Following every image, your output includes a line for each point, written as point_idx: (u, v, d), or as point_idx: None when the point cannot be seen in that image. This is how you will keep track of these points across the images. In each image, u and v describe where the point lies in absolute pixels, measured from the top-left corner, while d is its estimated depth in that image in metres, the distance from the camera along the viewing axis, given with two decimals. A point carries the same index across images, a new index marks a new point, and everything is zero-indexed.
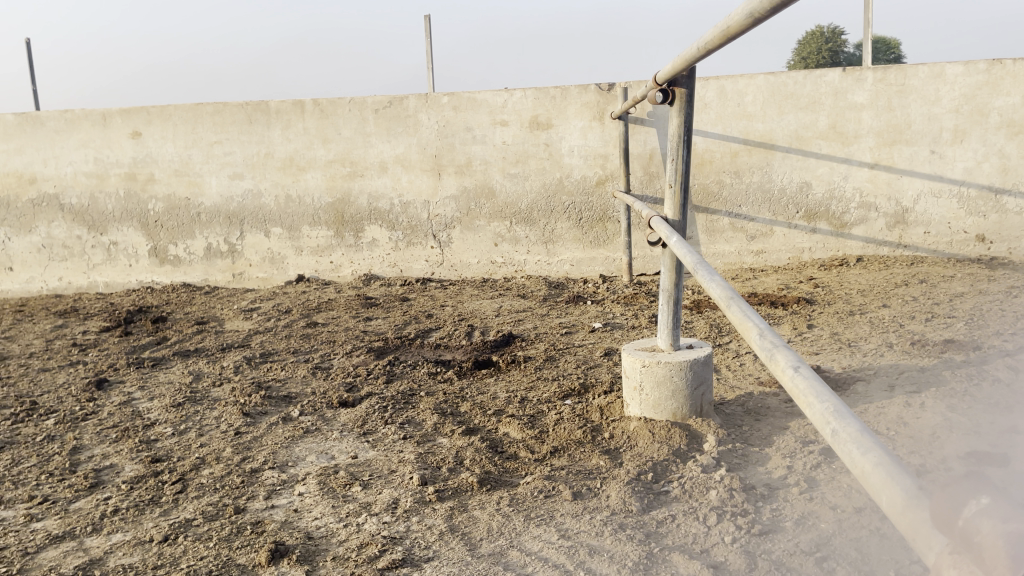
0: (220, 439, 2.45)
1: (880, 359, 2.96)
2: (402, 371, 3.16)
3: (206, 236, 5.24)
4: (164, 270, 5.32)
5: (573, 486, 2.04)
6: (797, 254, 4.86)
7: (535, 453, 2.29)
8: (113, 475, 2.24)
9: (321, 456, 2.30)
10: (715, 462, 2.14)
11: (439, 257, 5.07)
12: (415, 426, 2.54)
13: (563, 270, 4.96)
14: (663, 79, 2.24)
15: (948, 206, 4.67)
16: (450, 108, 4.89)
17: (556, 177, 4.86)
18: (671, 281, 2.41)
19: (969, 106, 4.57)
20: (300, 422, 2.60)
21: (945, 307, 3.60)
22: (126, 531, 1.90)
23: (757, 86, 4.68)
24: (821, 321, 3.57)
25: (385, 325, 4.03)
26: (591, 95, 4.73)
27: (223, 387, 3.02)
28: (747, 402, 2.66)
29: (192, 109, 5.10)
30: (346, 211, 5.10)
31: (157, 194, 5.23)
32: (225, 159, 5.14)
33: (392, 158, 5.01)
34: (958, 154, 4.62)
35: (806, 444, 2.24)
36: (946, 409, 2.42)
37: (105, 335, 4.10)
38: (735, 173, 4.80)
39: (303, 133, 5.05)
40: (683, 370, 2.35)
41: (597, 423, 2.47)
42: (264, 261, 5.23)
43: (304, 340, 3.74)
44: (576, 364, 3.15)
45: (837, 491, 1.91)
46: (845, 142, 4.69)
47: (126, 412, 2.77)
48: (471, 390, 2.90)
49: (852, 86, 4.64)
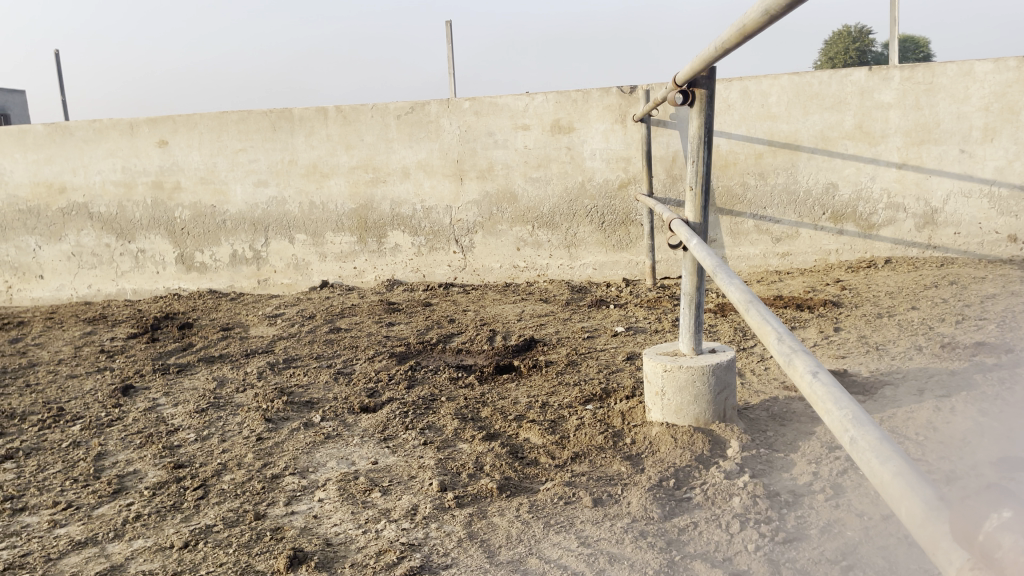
0: (242, 445, 2.46)
1: (909, 363, 2.90)
2: (424, 376, 3.16)
3: (232, 243, 5.29)
4: (190, 277, 5.38)
5: (593, 492, 2.01)
6: (824, 256, 4.80)
7: (556, 459, 2.27)
8: (136, 481, 2.26)
9: (341, 462, 2.31)
10: (738, 468, 2.11)
11: (461, 262, 5.08)
12: (436, 432, 2.53)
13: (586, 274, 4.94)
14: (682, 80, 2.22)
15: (978, 206, 4.58)
16: (472, 113, 4.89)
17: (578, 181, 4.84)
18: (693, 284, 2.38)
19: (999, 104, 4.48)
20: (321, 427, 2.61)
21: (976, 309, 3.53)
22: (147, 537, 1.91)
23: (781, 87, 4.62)
24: (849, 324, 3.51)
25: (407, 330, 4.03)
26: (612, 98, 4.71)
27: (247, 393, 3.04)
28: (772, 407, 2.62)
29: (217, 117, 5.16)
30: (369, 217, 5.13)
31: (183, 201, 5.29)
32: (249, 166, 5.19)
33: (414, 164, 5.03)
34: (989, 152, 4.53)
35: (832, 449, 2.20)
36: (977, 413, 2.37)
37: (132, 341, 4.15)
38: (759, 175, 4.74)
39: (327, 139, 5.08)
40: (706, 374, 2.32)
41: (619, 428, 2.45)
42: (289, 267, 5.27)
43: (327, 346, 3.75)
44: (598, 368, 3.13)
45: (864, 498, 1.87)
46: (872, 142, 4.62)
47: (150, 418, 2.80)
48: (493, 395, 2.89)
49: (878, 85, 4.57)
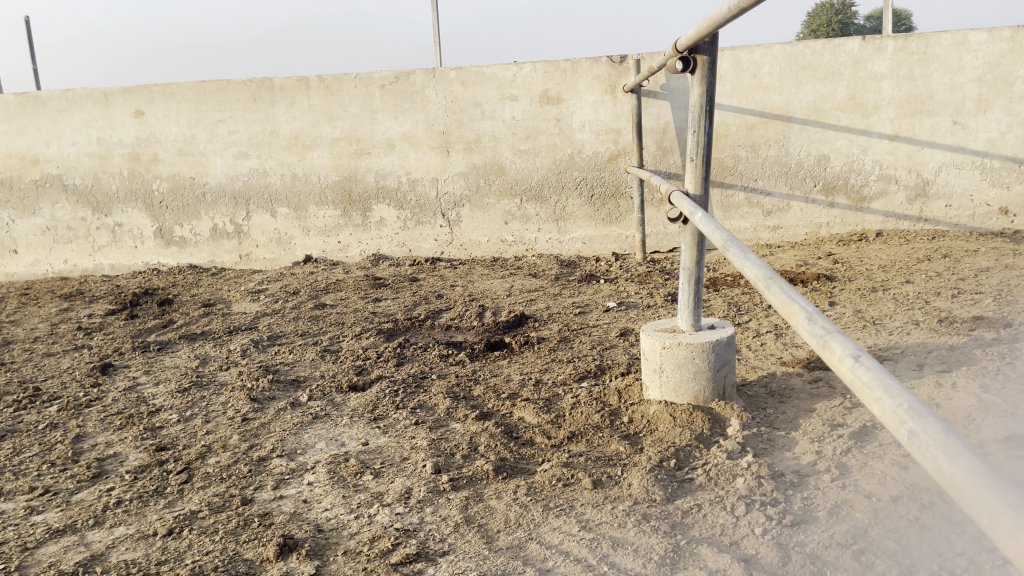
0: (226, 426, 2.38)
1: (906, 338, 2.86)
2: (413, 353, 3.08)
3: (212, 217, 5.16)
4: (170, 251, 5.25)
5: (592, 474, 1.95)
6: (815, 229, 4.75)
7: (552, 438, 2.21)
8: (117, 465, 2.17)
9: (330, 443, 2.23)
10: (740, 447, 2.05)
11: (448, 236, 4.98)
12: (428, 411, 2.46)
13: (575, 248, 4.87)
14: (684, 46, 2.13)
15: (970, 178, 4.54)
16: (458, 83, 4.77)
17: (568, 153, 4.75)
18: (692, 258, 2.31)
19: (993, 75, 4.42)
20: (308, 407, 2.53)
21: (970, 283, 3.49)
22: (129, 524, 1.83)
23: (774, 56, 4.53)
24: (843, 299, 3.46)
25: (394, 306, 3.94)
26: (602, 68, 4.60)
27: (230, 371, 2.94)
28: (770, 384, 2.57)
29: (195, 87, 4.99)
30: (353, 190, 5.01)
31: (161, 173, 5.14)
32: (229, 138, 5.04)
33: (399, 135, 4.90)
34: (982, 124, 4.48)
35: (835, 427, 2.15)
36: (979, 388, 2.33)
37: (110, 318, 4.04)
38: (751, 147, 4.67)
39: (309, 110, 4.94)
40: (705, 352, 2.26)
41: (615, 407, 2.39)
42: (271, 241, 5.15)
43: (313, 323, 3.66)
44: (591, 345, 3.07)
45: (871, 479, 1.82)
46: (864, 113, 4.55)
47: (130, 399, 2.70)
48: (484, 373, 2.82)
49: (872, 55, 4.49)
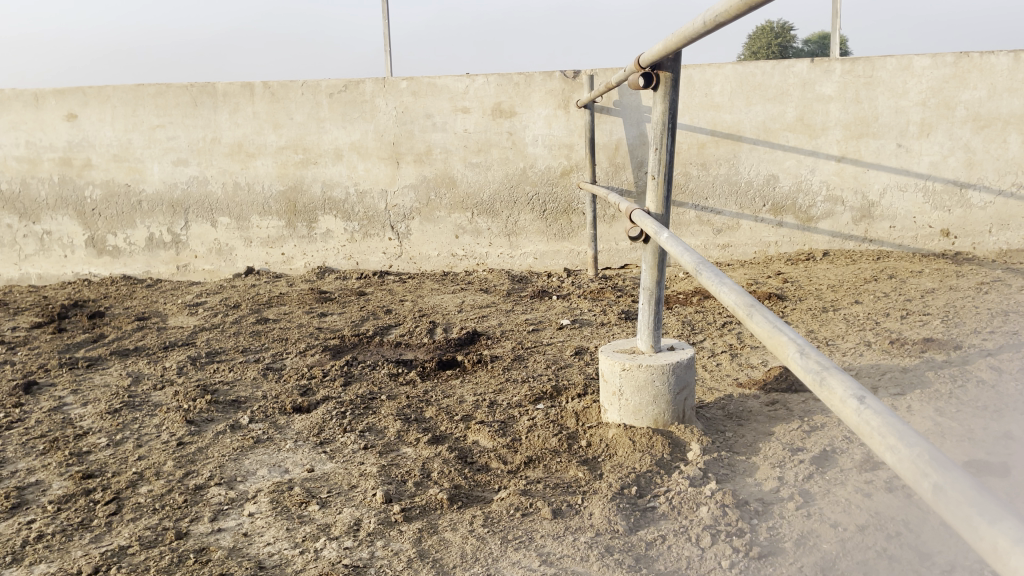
0: (160, 451, 2.22)
1: (859, 359, 2.86)
2: (361, 372, 2.96)
3: (148, 226, 4.94)
4: (102, 261, 5.00)
5: (551, 503, 1.87)
6: (764, 248, 4.78)
7: (508, 464, 2.13)
8: (38, 494, 2.00)
9: (273, 469, 2.10)
10: (702, 474, 2.00)
11: (397, 249, 4.87)
12: (377, 434, 2.35)
13: (527, 263, 4.80)
14: (646, 62, 2.08)
15: (913, 200, 4.63)
16: (409, 94, 4.68)
17: (520, 167, 4.69)
18: (652, 278, 2.26)
19: (935, 99, 4.53)
20: (250, 430, 2.39)
21: (917, 304, 3.53)
22: (50, 562, 1.68)
23: (725, 76, 4.56)
24: (795, 319, 3.47)
25: (341, 321, 3.81)
26: (555, 83, 4.57)
27: (166, 391, 2.78)
28: (727, 406, 2.53)
29: (133, 90, 4.79)
30: (298, 200, 4.85)
31: (95, 180, 4.90)
32: (168, 144, 4.84)
33: (347, 145, 4.78)
34: (925, 147, 4.58)
35: (795, 452, 2.12)
36: (934, 412, 2.33)
37: (36, 331, 3.80)
38: (702, 165, 4.68)
39: (253, 117, 4.78)
40: (665, 374, 2.21)
41: (573, 430, 2.31)
42: (211, 252, 4.95)
43: (255, 338, 3.51)
44: (545, 364, 2.99)
45: (836, 507, 1.78)
46: (812, 134, 4.61)
47: (56, 420, 2.51)
48: (436, 393, 2.72)
49: (820, 77, 4.56)
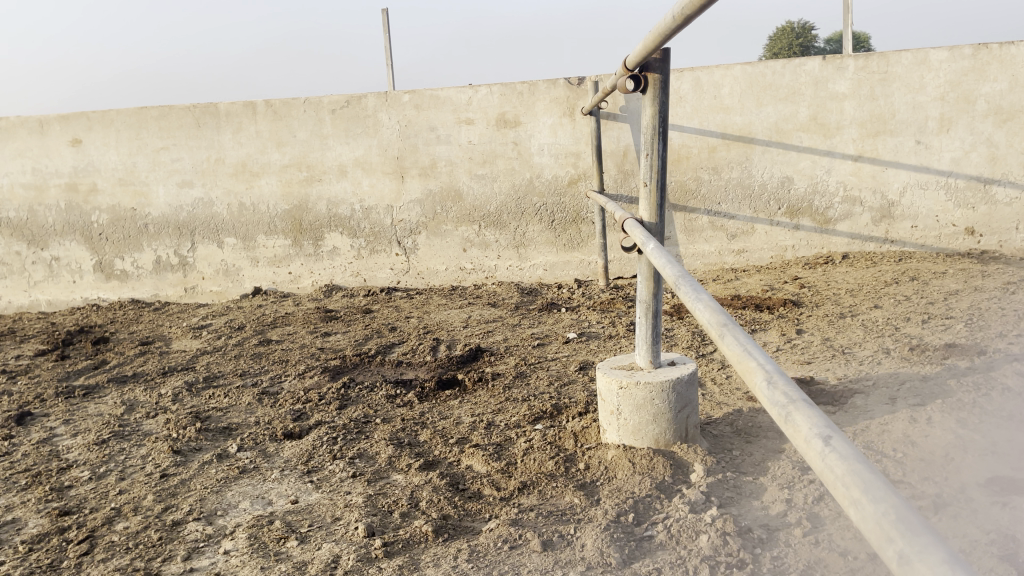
0: (141, 484, 2.16)
1: (877, 368, 2.72)
2: (358, 394, 2.87)
3: (155, 249, 4.92)
4: (110, 286, 4.99)
5: (542, 533, 1.76)
6: (780, 252, 4.63)
7: (501, 491, 2.02)
8: (12, 533, 1.94)
9: (256, 502, 2.02)
10: (704, 498, 1.87)
11: (404, 265, 4.79)
12: (367, 461, 2.26)
13: (537, 275, 4.70)
14: (633, 64, 1.97)
15: (935, 198, 4.46)
16: (412, 107, 4.61)
17: (526, 178, 4.59)
18: (649, 291, 2.14)
19: (954, 93, 4.37)
20: (236, 460, 2.31)
21: (940, 307, 3.37)
22: None
23: (733, 77, 4.44)
24: (811, 326, 3.33)
25: (344, 340, 3.74)
26: (560, 90, 4.47)
27: (158, 419, 2.72)
28: (736, 421, 2.41)
29: (135, 113, 4.78)
30: (304, 218, 4.80)
31: (101, 205, 4.90)
32: (172, 166, 4.82)
33: (351, 161, 4.72)
34: (945, 143, 4.41)
35: (805, 472, 1.99)
36: (956, 424, 2.18)
37: (39, 359, 3.78)
38: (713, 169, 4.56)
39: (256, 136, 4.74)
40: (665, 392, 2.09)
41: (571, 452, 2.20)
42: (218, 273, 4.92)
43: (255, 361, 3.44)
44: (548, 380, 2.88)
45: (846, 533, 1.65)
46: (826, 134, 4.46)
47: (43, 453, 2.46)
48: (433, 415, 2.63)
49: (833, 75, 4.41)
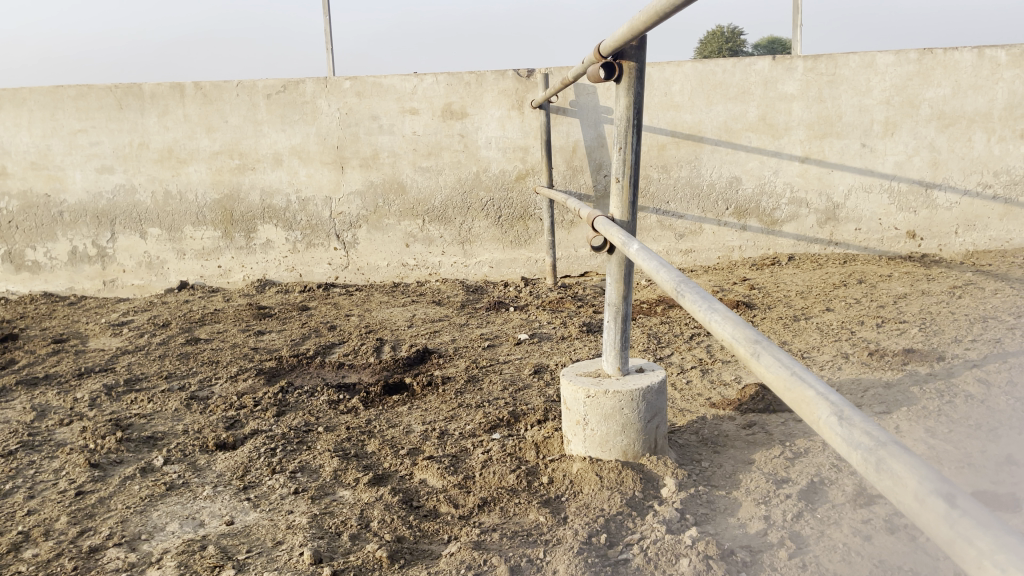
0: (53, 504, 1.92)
1: (837, 374, 2.66)
2: (297, 399, 2.66)
3: (71, 238, 4.57)
4: (21, 278, 4.63)
5: (509, 558, 1.61)
6: (727, 253, 4.59)
7: (459, 508, 1.86)
8: None
9: (186, 523, 1.82)
10: (679, 516, 1.75)
11: (343, 260, 4.57)
12: (310, 475, 2.07)
13: (482, 272, 4.55)
14: (608, 50, 1.84)
15: (878, 202, 4.49)
16: (353, 94, 4.39)
17: (472, 172, 4.43)
18: (618, 293, 2.02)
19: (900, 97, 4.40)
20: (163, 474, 2.09)
21: (892, 311, 3.36)
22: None
23: (684, 74, 4.36)
24: (766, 329, 3.27)
25: (279, 340, 3.51)
26: (508, 82, 4.32)
27: (73, 427, 2.46)
28: (701, 430, 2.30)
29: (50, 92, 4.42)
30: (235, 209, 4.53)
31: (11, 190, 4.52)
32: (90, 150, 4.48)
33: (287, 149, 4.46)
34: (890, 147, 4.44)
35: (780, 485, 1.89)
36: (925, 433, 2.13)
37: None
38: (662, 167, 4.48)
39: (183, 120, 4.44)
40: (634, 401, 1.97)
41: (533, 464, 2.06)
42: (140, 266, 4.60)
43: (182, 362, 3.18)
44: (502, 385, 2.74)
45: (833, 555, 1.56)
46: (775, 134, 4.43)
47: None
48: (381, 422, 2.45)
49: (782, 76, 4.38)
